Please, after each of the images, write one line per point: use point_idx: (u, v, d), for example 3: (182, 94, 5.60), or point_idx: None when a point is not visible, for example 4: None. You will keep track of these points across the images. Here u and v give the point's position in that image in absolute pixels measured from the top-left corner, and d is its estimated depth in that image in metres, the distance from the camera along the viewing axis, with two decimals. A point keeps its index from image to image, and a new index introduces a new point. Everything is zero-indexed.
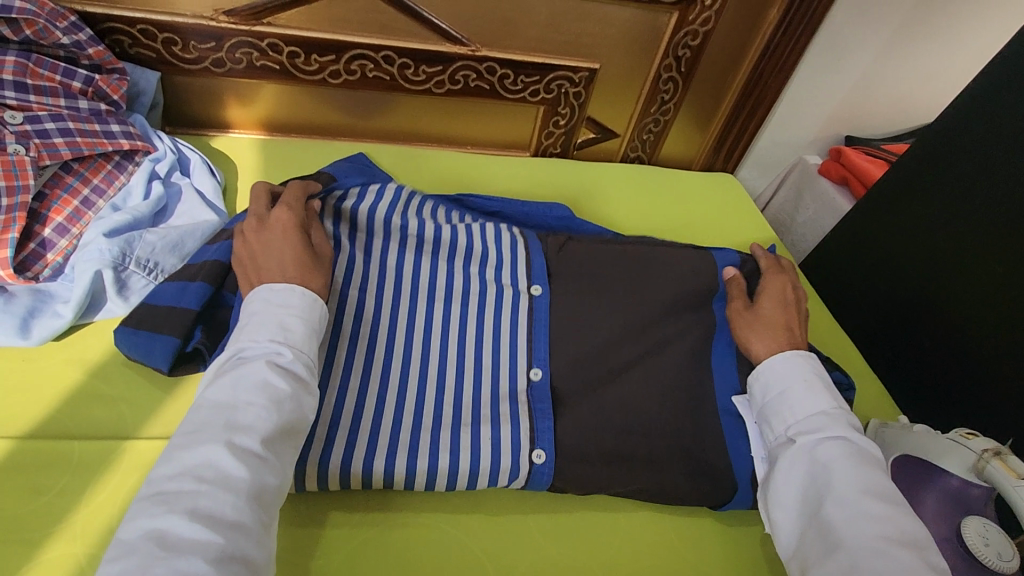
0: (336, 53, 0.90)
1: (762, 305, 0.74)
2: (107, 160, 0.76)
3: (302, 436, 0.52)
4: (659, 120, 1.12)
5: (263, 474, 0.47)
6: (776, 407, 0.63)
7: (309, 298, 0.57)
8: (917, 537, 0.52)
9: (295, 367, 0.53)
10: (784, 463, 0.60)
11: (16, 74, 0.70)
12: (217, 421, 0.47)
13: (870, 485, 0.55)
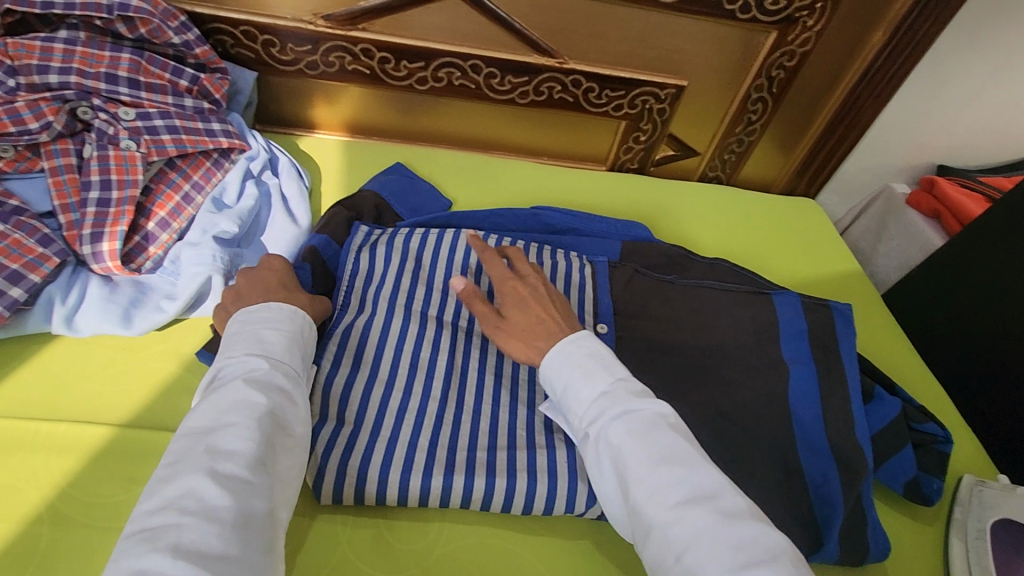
0: (426, 60, 0.90)
1: (508, 312, 0.67)
2: (206, 157, 0.79)
3: (293, 453, 0.52)
4: (743, 140, 1.09)
5: (249, 496, 0.46)
6: (565, 401, 0.59)
7: (286, 311, 0.59)
8: (709, 488, 0.50)
9: (272, 379, 0.53)
10: (590, 460, 0.56)
11: (130, 71, 0.73)
12: (198, 449, 0.47)
13: (657, 452, 0.52)
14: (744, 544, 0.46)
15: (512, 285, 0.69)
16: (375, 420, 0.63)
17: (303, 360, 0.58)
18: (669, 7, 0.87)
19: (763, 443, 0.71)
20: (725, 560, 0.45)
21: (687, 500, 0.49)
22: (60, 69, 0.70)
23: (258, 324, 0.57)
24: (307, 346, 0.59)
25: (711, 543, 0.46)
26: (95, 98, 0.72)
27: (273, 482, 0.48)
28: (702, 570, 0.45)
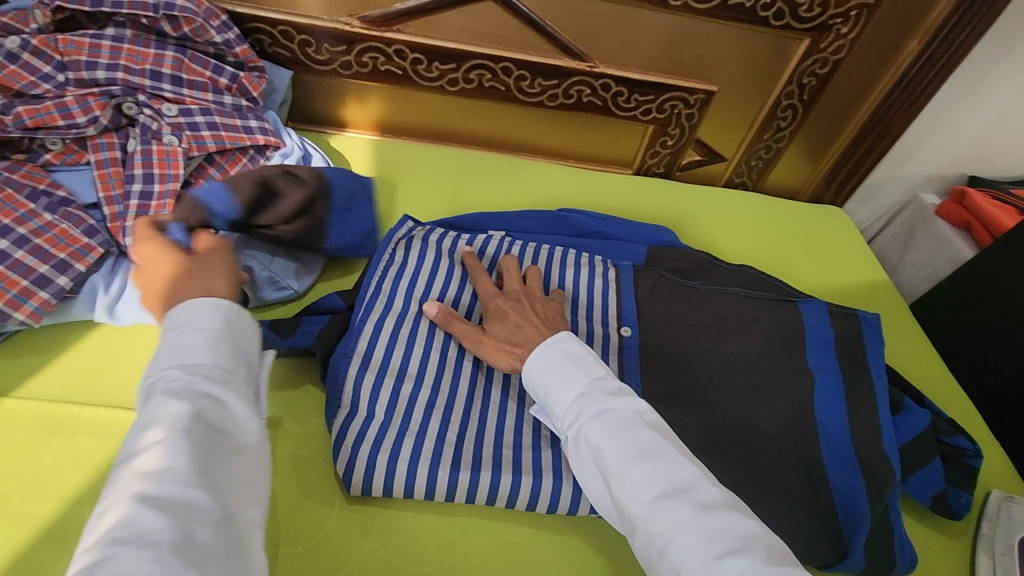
0: (458, 62, 0.91)
1: (489, 327, 0.69)
2: (243, 153, 0.80)
3: (239, 456, 0.46)
4: (772, 147, 1.08)
5: (187, 511, 0.39)
6: (549, 405, 0.60)
7: (215, 300, 0.53)
8: (685, 479, 0.50)
9: (196, 384, 0.46)
10: (575, 465, 0.56)
11: (174, 68, 0.75)
12: (117, 481, 0.40)
13: (635, 449, 0.52)
14: (718, 533, 0.46)
15: (495, 302, 0.71)
16: (404, 415, 0.64)
17: (242, 353, 0.51)
18: (701, 13, 0.87)
19: (788, 452, 0.70)
20: (700, 551, 0.45)
21: (664, 495, 0.49)
22: (107, 66, 0.73)
23: (177, 327, 0.50)
24: (246, 336, 0.53)
25: (688, 535, 0.46)
26: (140, 94, 0.74)
27: (219, 490, 0.42)
28: (683, 564, 0.45)
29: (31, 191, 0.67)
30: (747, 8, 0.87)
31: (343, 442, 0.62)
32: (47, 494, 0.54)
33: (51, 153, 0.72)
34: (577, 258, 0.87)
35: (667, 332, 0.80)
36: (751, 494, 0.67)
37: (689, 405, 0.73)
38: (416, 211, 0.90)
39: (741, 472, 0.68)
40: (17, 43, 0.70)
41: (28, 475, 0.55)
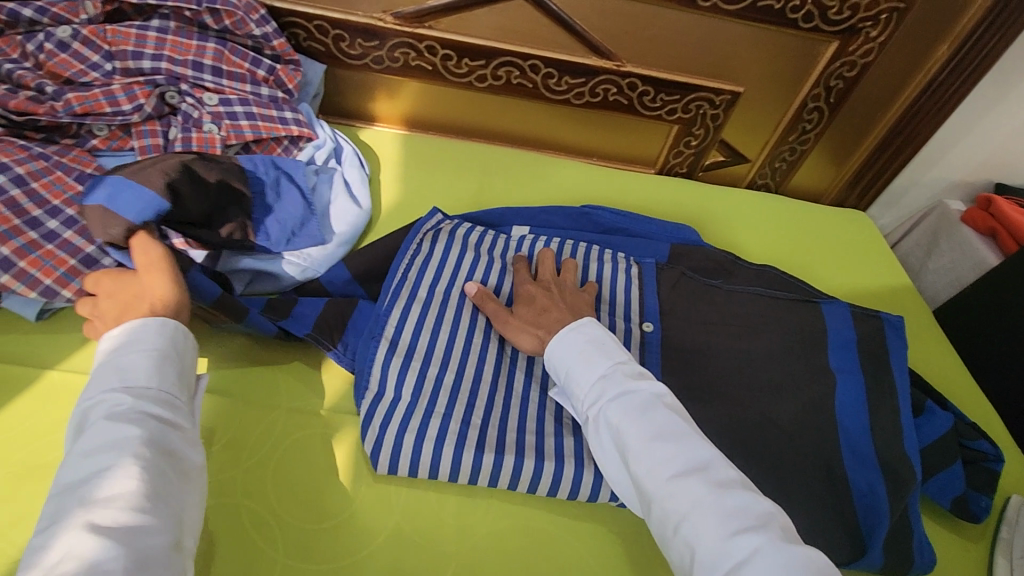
0: (487, 59, 0.93)
1: (518, 309, 0.72)
2: (277, 143, 0.82)
3: (186, 479, 0.49)
4: (796, 149, 1.08)
5: (141, 534, 0.43)
6: (571, 387, 0.62)
7: (153, 321, 0.55)
8: (703, 459, 0.53)
9: (143, 409, 0.49)
10: (593, 444, 0.58)
11: (215, 60, 0.78)
12: (68, 507, 0.43)
13: (654, 429, 0.54)
14: (734, 509, 0.49)
15: (525, 286, 0.74)
16: (430, 398, 0.66)
17: (182, 376, 0.54)
18: (731, 14, 0.88)
19: (808, 449, 0.71)
20: (717, 526, 0.48)
21: (680, 474, 0.52)
22: (153, 56, 0.75)
23: (122, 349, 0.52)
24: (185, 357, 0.55)
25: (705, 512, 0.49)
26: (183, 84, 0.77)
27: (170, 512, 0.45)
28: (699, 539, 0.48)
29: (78, 174, 0.70)
30: (776, 10, 0.87)
31: (370, 424, 0.63)
32: None
33: (98, 139, 0.74)
34: (601, 253, 0.88)
35: (689, 328, 0.81)
36: (771, 489, 0.68)
37: (710, 400, 0.74)
38: (443, 203, 0.92)
39: (760, 468, 0.69)
40: (68, 33, 0.73)
41: None
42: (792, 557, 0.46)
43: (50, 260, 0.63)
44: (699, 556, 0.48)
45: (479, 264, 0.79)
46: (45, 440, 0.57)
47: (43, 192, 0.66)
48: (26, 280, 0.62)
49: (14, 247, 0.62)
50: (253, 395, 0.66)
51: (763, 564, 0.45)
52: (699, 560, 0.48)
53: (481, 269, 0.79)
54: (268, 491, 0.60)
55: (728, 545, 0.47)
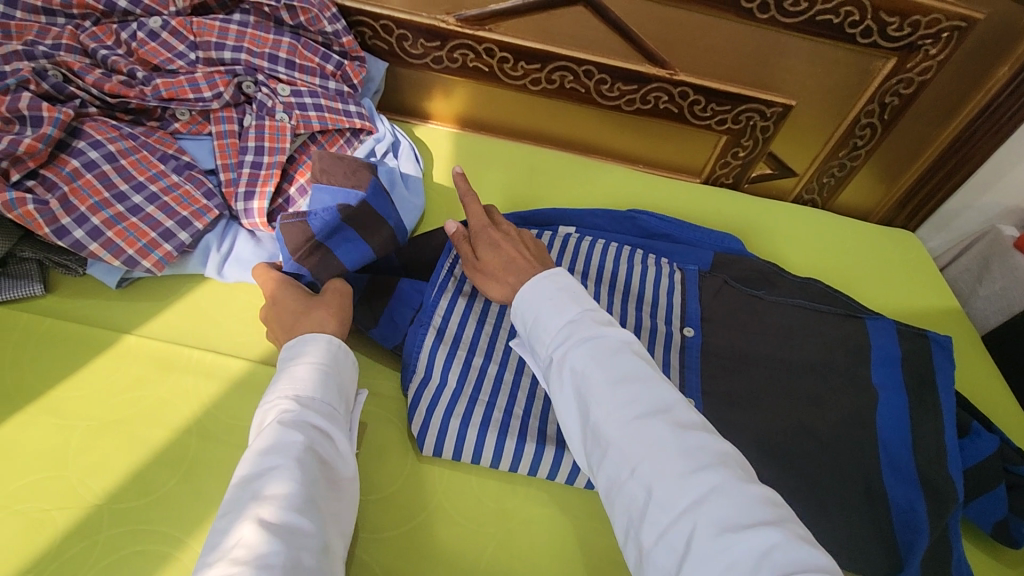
0: (543, 62, 0.96)
1: (482, 254, 0.71)
2: (340, 135, 0.86)
3: (336, 491, 0.52)
4: (846, 165, 1.08)
5: (298, 537, 0.46)
6: (536, 332, 0.60)
7: (322, 338, 0.60)
8: (666, 402, 0.53)
9: (309, 418, 0.54)
10: (554, 388, 0.57)
11: (289, 53, 0.83)
12: (243, 499, 0.47)
13: (619, 373, 0.54)
14: (695, 450, 0.49)
15: (487, 230, 0.73)
16: (475, 385, 0.68)
17: (340, 391, 0.58)
18: (787, 27, 0.89)
19: (847, 462, 0.71)
20: (679, 467, 0.48)
21: (643, 416, 0.51)
22: (233, 47, 0.81)
23: (294, 360, 0.58)
24: (343, 373, 0.60)
25: (666, 455, 0.49)
26: (259, 75, 0.82)
27: (323, 520, 0.49)
28: (658, 479, 0.48)
29: (162, 154, 0.75)
30: (835, 24, 0.88)
31: (417, 406, 0.66)
32: (161, 421, 0.60)
33: (180, 123, 0.79)
34: (644, 257, 0.89)
35: (730, 335, 0.81)
36: (807, 500, 0.68)
37: (748, 407, 0.74)
38: (492, 201, 0.95)
39: (799, 477, 0.69)
40: (159, 23, 0.79)
41: (146, 402, 0.61)
42: (749, 498, 0.47)
43: (134, 232, 0.68)
44: (656, 496, 0.48)
45: None
46: (120, 398, 0.61)
47: (130, 169, 0.72)
48: (111, 249, 0.67)
49: (104, 219, 0.68)
50: None
51: (719, 503, 0.46)
52: (655, 502, 0.47)
53: None
54: None
55: (685, 486, 0.47)
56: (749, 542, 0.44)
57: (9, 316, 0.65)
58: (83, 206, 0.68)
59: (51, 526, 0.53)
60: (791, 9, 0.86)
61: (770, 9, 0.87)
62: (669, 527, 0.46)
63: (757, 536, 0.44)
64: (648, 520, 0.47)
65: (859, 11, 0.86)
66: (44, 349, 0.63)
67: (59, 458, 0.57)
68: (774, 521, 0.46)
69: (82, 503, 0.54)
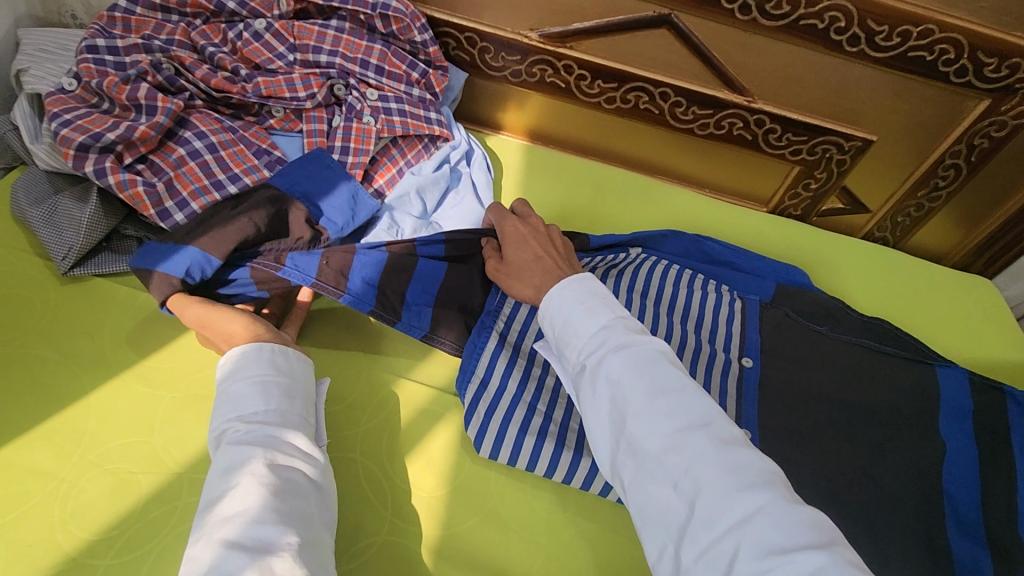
0: (620, 82, 0.97)
1: (507, 252, 0.73)
2: (419, 140, 0.89)
3: (304, 493, 0.54)
4: (924, 206, 1.04)
5: (270, 543, 0.48)
6: (566, 337, 0.60)
7: (256, 350, 0.61)
8: (706, 416, 0.52)
9: (262, 432, 0.55)
10: (585, 396, 0.56)
11: (379, 60, 0.86)
12: (206, 527, 0.49)
13: (655, 384, 0.53)
14: (739, 467, 0.49)
15: (513, 231, 0.75)
16: (533, 393, 0.69)
17: (292, 395, 0.60)
18: (876, 61, 0.87)
19: (909, 512, 0.68)
20: (725, 484, 0.48)
21: (683, 431, 0.51)
22: (329, 51, 0.85)
23: (234, 377, 0.59)
24: (292, 378, 0.61)
25: (711, 470, 0.49)
26: (351, 79, 0.86)
27: (294, 522, 0.51)
28: (700, 495, 0.48)
29: (257, 148, 0.80)
30: (928, 61, 0.86)
31: (476, 410, 0.67)
32: None
33: (274, 119, 0.85)
34: (705, 282, 0.88)
35: (792, 370, 0.79)
36: (864, 546, 0.66)
37: (806, 445, 0.72)
38: (556, 215, 0.96)
39: (857, 522, 0.67)
40: (263, 25, 0.84)
41: None
42: (796, 519, 0.46)
43: None
44: (697, 514, 0.47)
45: None
46: (200, 374, 0.65)
47: (228, 160, 0.77)
48: None
49: (202, 205, 0.73)
50: (374, 362, 0.72)
51: (765, 524, 0.46)
52: (697, 519, 0.47)
53: None
54: (381, 453, 0.65)
55: (729, 505, 0.47)
56: (797, 564, 0.44)
57: (109, 288, 0.70)
58: (185, 190, 0.73)
59: (137, 487, 0.57)
60: (882, 43, 0.85)
61: (860, 42, 0.86)
62: (712, 544, 0.46)
63: (805, 559, 0.43)
64: (689, 537, 0.47)
65: (955, 50, 0.84)
66: (139, 321, 0.68)
67: (147, 424, 0.61)
68: (822, 543, 0.45)
69: (165, 470, 0.58)
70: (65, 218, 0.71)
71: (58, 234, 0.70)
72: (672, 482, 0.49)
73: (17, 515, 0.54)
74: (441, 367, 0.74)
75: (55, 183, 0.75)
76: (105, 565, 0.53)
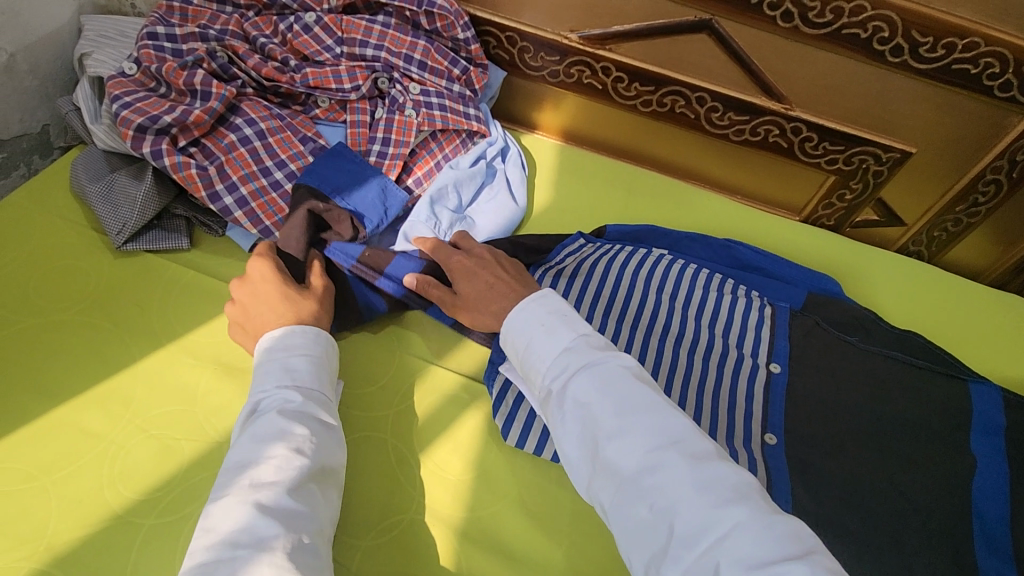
0: (657, 85, 0.97)
1: (459, 286, 0.71)
2: (457, 135, 0.91)
3: (328, 478, 0.56)
4: (962, 221, 1.02)
5: (300, 518, 0.50)
6: (530, 360, 0.60)
7: (309, 335, 0.63)
8: (676, 432, 0.52)
9: (308, 410, 0.57)
10: (553, 420, 0.56)
11: (423, 55, 0.89)
12: (243, 484, 0.50)
13: (622, 404, 0.53)
14: (712, 483, 0.48)
15: (456, 261, 0.73)
16: None
17: (332, 383, 0.62)
18: (918, 72, 0.87)
19: (934, 525, 0.68)
20: (699, 502, 0.47)
21: (654, 450, 0.51)
22: (375, 46, 0.88)
23: (287, 351, 0.61)
24: (332, 366, 0.64)
25: (684, 489, 0.48)
26: (395, 73, 0.88)
27: (319, 506, 0.52)
28: (677, 514, 0.47)
29: (303, 135, 0.83)
30: (972, 74, 0.86)
31: (504, 399, 0.69)
32: None
33: (320, 109, 0.87)
34: (735, 287, 0.88)
35: (820, 377, 0.79)
36: (889, 555, 0.65)
37: (832, 452, 0.72)
38: (587, 215, 0.97)
39: (881, 531, 0.67)
40: (313, 18, 0.87)
41: None
42: (775, 531, 0.45)
43: (273, 207, 0.77)
44: (676, 532, 0.47)
45: (609, 279, 0.85)
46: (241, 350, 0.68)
47: (276, 146, 0.80)
48: (252, 218, 0.75)
49: (251, 189, 0.76)
50: (406, 347, 0.74)
51: (743, 540, 0.45)
52: (677, 538, 0.47)
53: (612, 286, 0.84)
54: (410, 436, 0.67)
55: (706, 523, 0.46)
56: None
57: (158, 264, 0.74)
58: (236, 175, 0.77)
59: (180, 453, 0.60)
60: (926, 55, 0.85)
61: (904, 53, 0.85)
62: (691, 564, 0.46)
63: (787, 572, 0.43)
64: (670, 556, 0.47)
65: (1001, 64, 0.84)
66: (185, 297, 0.71)
67: (190, 394, 0.64)
68: (801, 554, 0.45)
69: (207, 438, 0.61)
70: (121, 195, 0.74)
71: (114, 210, 0.74)
72: (649, 503, 0.49)
73: (69, 472, 0.58)
74: (471, 354, 0.75)
75: (112, 162, 0.79)
76: (149, 524, 0.56)
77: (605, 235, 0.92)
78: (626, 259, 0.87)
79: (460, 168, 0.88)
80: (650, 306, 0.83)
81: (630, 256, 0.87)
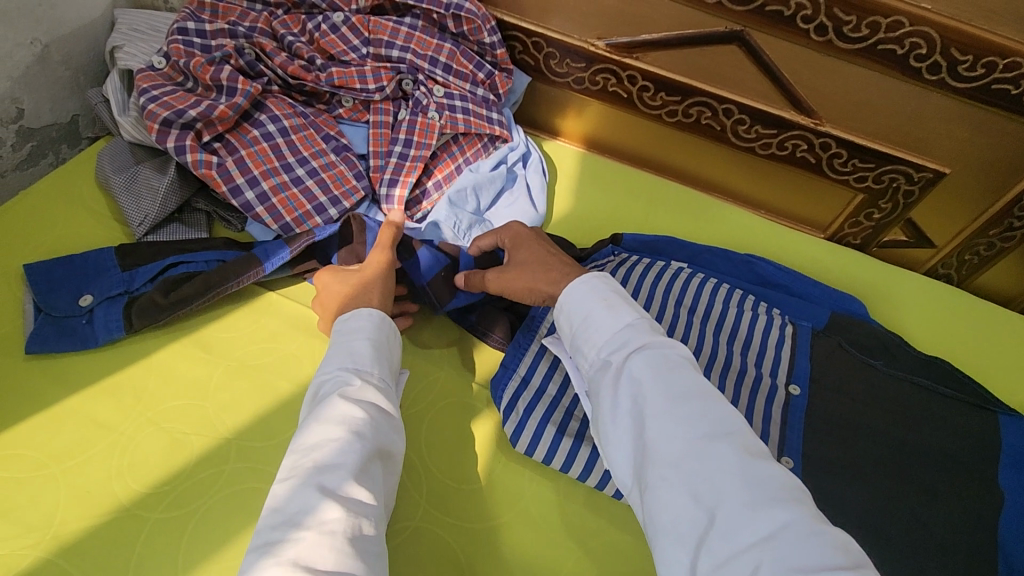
0: (684, 95, 0.96)
1: (515, 253, 0.70)
2: (479, 140, 0.91)
3: (387, 465, 0.54)
4: (995, 246, 0.99)
5: (360, 506, 0.48)
6: (586, 332, 0.59)
7: (374, 318, 0.62)
8: (729, 424, 0.50)
9: (368, 395, 0.56)
10: (606, 394, 0.54)
11: (448, 58, 0.89)
12: (305, 465, 0.49)
13: (679, 389, 0.51)
14: (762, 481, 0.46)
15: (514, 233, 0.73)
16: (573, 398, 0.69)
17: (392, 369, 0.61)
18: (955, 91, 0.85)
19: (957, 563, 0.65)
20: (745, 499, 0.45)
21: (705, 439, 0.49)
22: (402, 47, 0.87)
23: (350, 333, 0.60)
24: (393, 351, 0.62)
25: (732, 481, 0.46)
26: (419, 75, 0.88)
27: (377, 495, 0.50)
28: (720, 507, 0.45)
29: (325, 134, 0.83)
30: (1012, 95, 0.83)
31: (515, 407, 0.67)
32: (289, 374, 0.67)
33: (344, 108, 0.88)
34: (755, 304, 0.86)
35: (843, 401, 0.76)
36: None
37: (851, 480, 0.70)
38: (606, 225, 0.96)
39: (898, 566, 0.65)
40: (341, 19, 0.87)
41: (275, 357, 0.68)
42: (821, 538, 0.43)
43: (293, 202, 0.77)
44: (715, 524, 0.45)
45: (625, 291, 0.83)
46: (253, 347, 0.68)
47: (299, 144, 0.81)
48: (273, 214, 0.76)
49: (271, 185, 0.77)
50: (417, 351, 0.74)
51: (789, 543, 0.43)
52: (715, 530, 0.45)
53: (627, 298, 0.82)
54: (417, 442, 0.66)
55: (749, 521, 0.44)
56: None
57: None
58: (257, 169, 0.77)
59: (188, 448, 0.60)
60: (965, 73, 0.83)
61: (941, 70, 0.83)
62: (730, 558, 0.43)
63: None
64: (705, 549, 0.45)
65: None
66: None
67: (201, 388, 0.64)
68: (850, 566, 0.42)
69: (216, 434, 0.61)
70: (144, 186, 0.76)
71: (136, 202, 0.75)
72: (694, 492, 0.47)
73: (79, 461, 0.58)
74: (483, 361, 0.74)
75: (136, 154, 0.80)
76: (154, 518, 0.56)
77: (621, 243, 0.90)
78: (643, 272, 0.85)
79: (480, 172, 0.88)
80: (667, 319, 0.81)
81: (648, 267, 0.86)
